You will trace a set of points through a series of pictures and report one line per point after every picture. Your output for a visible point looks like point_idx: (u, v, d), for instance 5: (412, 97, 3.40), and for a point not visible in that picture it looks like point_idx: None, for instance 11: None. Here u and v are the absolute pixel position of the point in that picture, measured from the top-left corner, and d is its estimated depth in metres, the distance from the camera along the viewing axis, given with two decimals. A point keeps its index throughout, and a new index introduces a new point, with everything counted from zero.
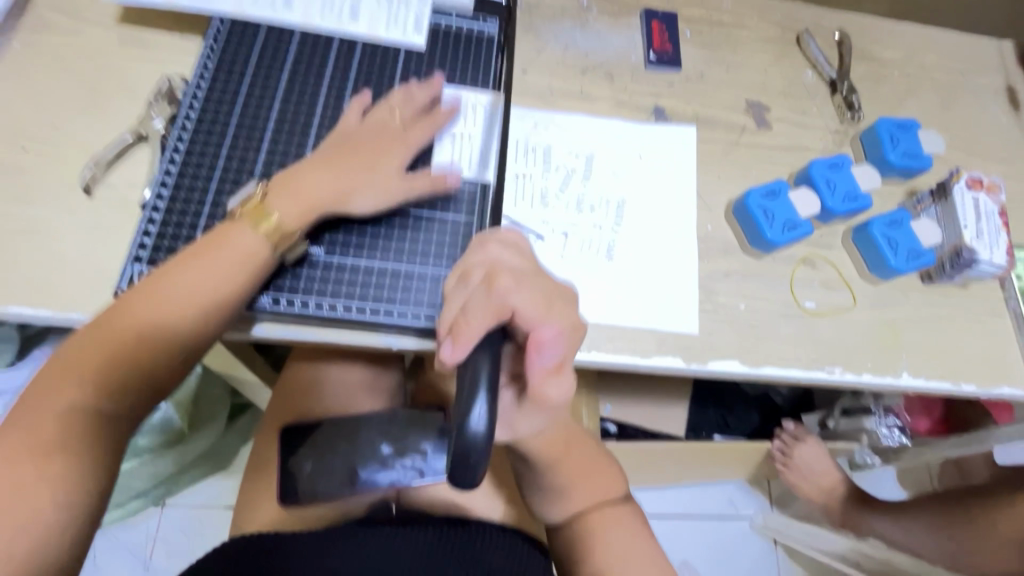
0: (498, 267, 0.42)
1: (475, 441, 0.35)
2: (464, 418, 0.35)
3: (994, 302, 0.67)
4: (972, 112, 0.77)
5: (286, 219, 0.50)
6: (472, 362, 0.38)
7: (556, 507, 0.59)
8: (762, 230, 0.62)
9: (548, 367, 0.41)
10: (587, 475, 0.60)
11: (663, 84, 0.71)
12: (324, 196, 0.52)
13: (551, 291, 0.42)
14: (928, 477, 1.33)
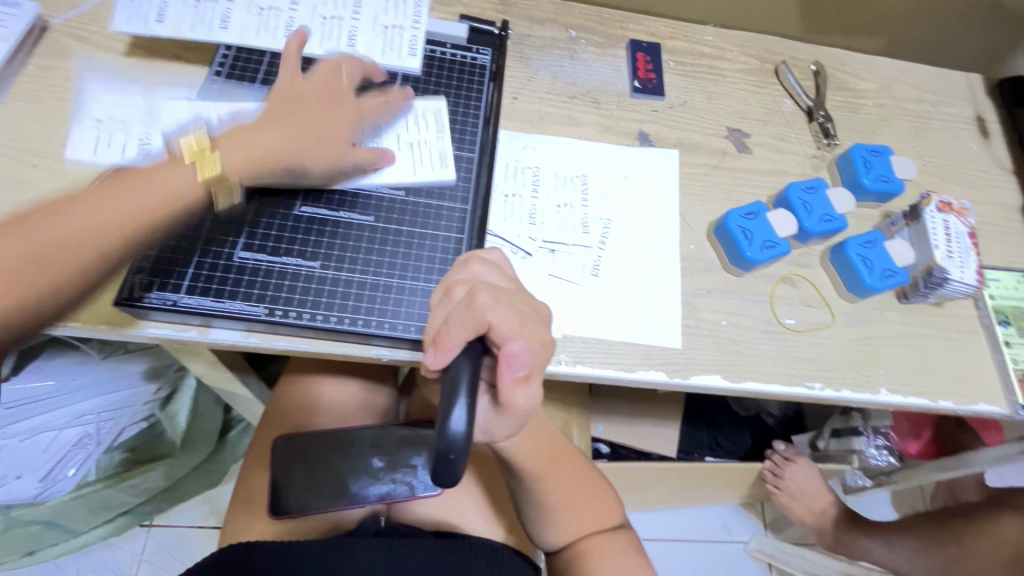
0: (479, 284, 0.44)
1: (455, 444, 0.36)
2: (444, 420, 0.36)
3: (968, 321, 0.69)
4: (943, 140, 0.81)
5: (231, 172, 0.51)
6: (453, 370, 0.39)
7: (551, 527, 0.61)
8: (741, 249, 0.64)
9: (519, 376, 0.41)
10: (585, 506, 0.62)
11: (648, 111, 0.74)
12: (280, 164, 0.54)
13: (526, 310, 0.44)
14: (921, 500, 1.34)
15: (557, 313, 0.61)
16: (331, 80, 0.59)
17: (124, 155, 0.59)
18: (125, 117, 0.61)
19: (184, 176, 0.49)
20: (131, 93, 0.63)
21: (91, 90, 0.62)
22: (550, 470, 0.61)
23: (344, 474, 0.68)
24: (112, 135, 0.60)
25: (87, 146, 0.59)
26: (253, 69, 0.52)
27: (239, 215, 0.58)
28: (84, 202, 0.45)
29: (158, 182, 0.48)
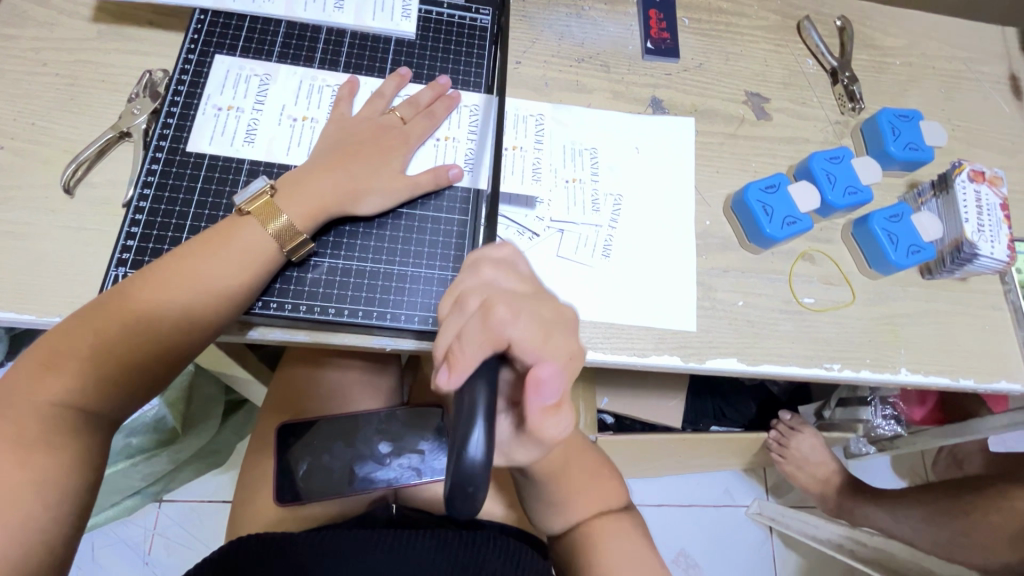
0: (493, 293, 0.41)
1: (471, 475, 0.33)
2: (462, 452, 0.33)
3: (994, 296, 0.66)
4: (974, 102, 0.76)
5: (296, 222, 0.50)
6: (468, 392, 0.35)
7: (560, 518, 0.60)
8: (761, 226, 0.60)
9: (548, 404, 0.38)
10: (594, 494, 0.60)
11: (661, 74, 0.69)
12: (334, 196, 0.52)
13: (550, 318, 0.41)
14: (923, 466, 1.34)
15: (566, 297, 0.58)
16: (380, 116, 0.57)
17: (266, 156, 0.56)
18: (241, 104, 0.57)
19: (258, 233, 0.49)
20: (248, 73, 0.58)
21: (217, 61, 0.58)
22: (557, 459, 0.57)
23: (350, 460, 0.67)
24: (251, 128, 0.56)
25: (203, 131, 0.55)
26: (313, 187, 0.51)
27: (225, 199, 0.54)
28: (178, 260, 0.47)
29: (243, 245, 0.49)
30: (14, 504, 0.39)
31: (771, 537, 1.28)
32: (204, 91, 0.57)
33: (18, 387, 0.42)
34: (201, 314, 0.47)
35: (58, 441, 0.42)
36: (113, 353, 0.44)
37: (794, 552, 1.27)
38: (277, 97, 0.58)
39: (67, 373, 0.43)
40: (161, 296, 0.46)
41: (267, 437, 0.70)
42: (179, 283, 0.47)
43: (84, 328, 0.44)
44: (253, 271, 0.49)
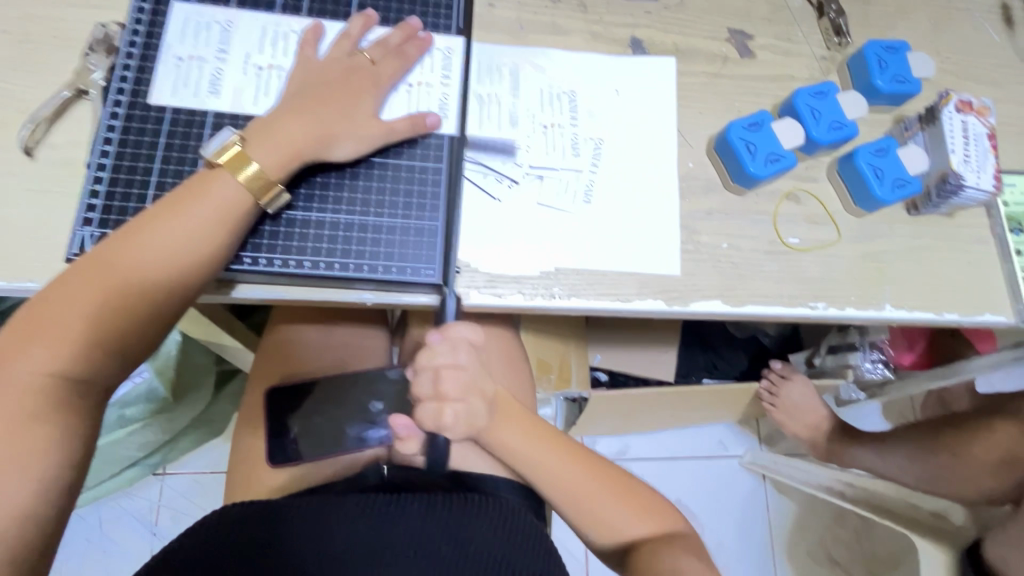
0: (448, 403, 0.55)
1: None
2: None
3: (980, 231, 0.66)
4: (965, 33, 0.74)
5: (265, 167, 0.49)
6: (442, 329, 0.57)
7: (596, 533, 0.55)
8: (744, 164, 0.59)
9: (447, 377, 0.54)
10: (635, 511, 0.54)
11: (640, 14, 0.67)
12: (305, 144, 0.50)
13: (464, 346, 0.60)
14: (911, 409, 1.37)
15: (547, 245, 0.57)
16: (348, 57, 0.55)
17: (231, 108, 0.54)
18: (202, 53, 0.55)
19: (231, 186, 0.48)
20: (208, 20, 0.56)
21: (175, 11, 0.56)
22: (580, 484, 0.56)
23: (342, 420, 0.68)
24: (215, 78, 0.54)
25: (165, 83, 0.53)
26: (284, 133, 0.50)
27: (190, 154, 0.52)
28: (150, 221, 0.46)
29: (214, 201, 0.47)
30: (4, 471, 0.39)
31: (763, 485, 1.31)
32: (162, 40, 0.54)
33: (3, 353, 0.42)
34: (187, 272, 0.46)
35: (49, 407, 0.42)
36: (104, 316, 0.44)
37: (786, 498, 1.31)
38: (240, 44, 0.55)
39: (58, 339, 0.42)
40: (140, 258, 0.45)
41: (255, 401, 0.70)
42: (156, 243, 0.45)
43: (67, 294, 0.43)
44: (231, 227, 0.48)
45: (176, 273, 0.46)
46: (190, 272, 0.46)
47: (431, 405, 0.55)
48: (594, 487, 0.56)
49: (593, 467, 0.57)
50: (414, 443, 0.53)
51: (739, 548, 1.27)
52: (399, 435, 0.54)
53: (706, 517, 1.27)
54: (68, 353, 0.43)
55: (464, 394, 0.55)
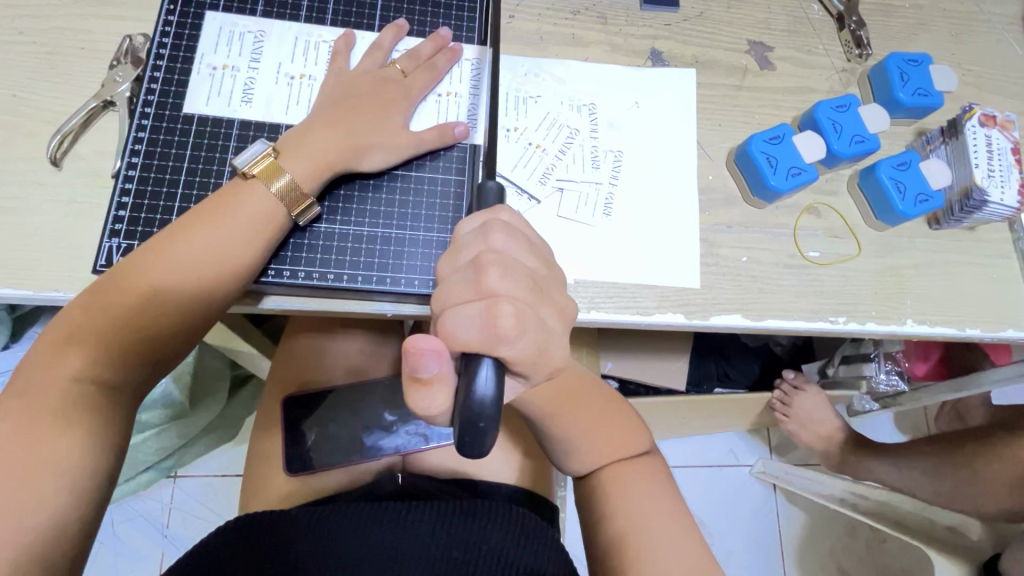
0: (487, 249, 0.39)
1: (484, 410, 0.33)
2: (471, 373, 0.34)
3: (1002, 245, 0.65)
4: (986, 45, 0.73)
5: (297, 179, 0.49)
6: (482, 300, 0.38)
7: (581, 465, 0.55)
8: (765, 178, 0.59)
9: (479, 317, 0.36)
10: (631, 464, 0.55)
11: (660, 25, 0.67)
12: (336, 156, 0.51)
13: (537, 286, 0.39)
14: (925, 420, 1.36)
15: (566, 258, 0.57)
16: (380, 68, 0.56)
17: (262, 117, 0.54)
18: (236, 63, 0.55)
19: (263, 196, 0.48)
20: (242, 30, 0.56)
21: (208, 21, 0.56)
22: (609, 444, 0.55)
23: (358, 429, 0.68)
24: (248, 87, 0.55)
25: (199, 92, 0.54)
26: (314, 144, 0.50)
27: (215, 166, 0.52)
28: (184, 231, 0.46)
29: (248, 213, 0.48)
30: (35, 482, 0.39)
31: (774, 495, 1.30)
32: (196, 50, 0.55)
33: (34, 362, 0.42)
34: (220, 283, 0.47)
35: (78, 418, 0.42)
36: (138, 324, 0.44)
37: (797, 508, 1.30)
38: (272, 54, 0.56)
39: (92, 347, 0.43)
40: (174, 265, 0.45)
41: (273, 408, 0.70)
42: (190, 251, 0.46)
43: (102, 304, 0.44)
44: (264, 239, 0.48)
45: (210, 285, 0.46)
46: (223, 283, 0.47)
47: (471, 335, 0.35)
48: (598, 435, 0.55)
49: (606, 414, 0.57)
50: (446, 378, 0.35)
51: (749, 559, 1.26)
52: (422, 372, 0.34)
53: (716, 527, 1.26)
54: (97, 364, 0.43)
55: (524, 325, 0.36)
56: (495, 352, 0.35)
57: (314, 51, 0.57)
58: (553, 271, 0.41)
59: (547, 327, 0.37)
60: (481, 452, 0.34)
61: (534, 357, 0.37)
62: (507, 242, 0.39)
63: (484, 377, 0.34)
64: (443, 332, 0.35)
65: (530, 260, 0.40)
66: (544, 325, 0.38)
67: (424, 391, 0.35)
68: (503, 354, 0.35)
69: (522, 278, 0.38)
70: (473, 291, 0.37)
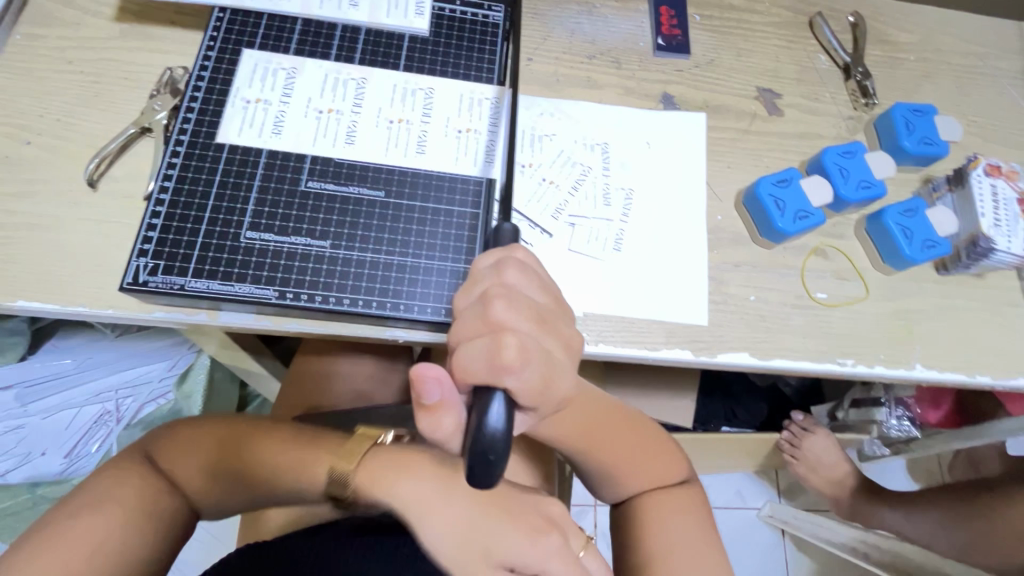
0: (496, 286, 0.40)
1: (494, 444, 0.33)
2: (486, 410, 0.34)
3: (1012, 292, 0.65)
4: (991, 97, 0.75)
5: None
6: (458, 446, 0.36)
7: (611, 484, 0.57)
8: (773, 221, 0.60)
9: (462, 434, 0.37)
10: (654, 467, 0.57)
11: (672, 71, 0.69)
12: None
13: (541, 342, 0.38)
14: (938, 468, 1.32)
15: (575, 292, 0.58)
16: None
17: (290, 148, 0.57)
18: (268, 97, 0.58)
19: None
20: (276, 67, 0.60)
21: (245, 57, 0.59)
22: (652, 471, 0.57)
23: None
24: (278, 120, 0.58)
25: (232, 123, 0.57)
26: None
27: (242, 192, 0.55)
28: None
29: None
30: None
31: (782, 541, 1.26)
32: (231, 84, 0.58)
33: None
34: None
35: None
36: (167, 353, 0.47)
37: (807, 556, 1.26)
38: (303, 89, 0.59)
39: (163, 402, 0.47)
40: None
41: None
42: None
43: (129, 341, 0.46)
44: None
45: None
46: None
47: (478, 368, 0.36)
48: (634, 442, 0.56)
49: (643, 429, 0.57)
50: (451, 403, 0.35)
51: None
52: (427, 398, 0.35)
53: None
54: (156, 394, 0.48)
55: (529, 356, 0.37)
56: (501, 382, 0.35)
57: (342, 86, 0.60)
58: (560, 308, 0.41)
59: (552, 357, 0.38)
60: (487, 485, 0.33)
61: (537, 390, 0.37)
62: (519, 283, 0.40)
63: (495, 412, 0.34)
64: (454, 365, 0.36)
65: (538, 295, 0.41)
66: (533, 325, 0.38)
67: (431, 416, 0.36)
68: (508, 385, 0.35)
69: (527, 311, 0.39)
70: (480, 326, 0.38)
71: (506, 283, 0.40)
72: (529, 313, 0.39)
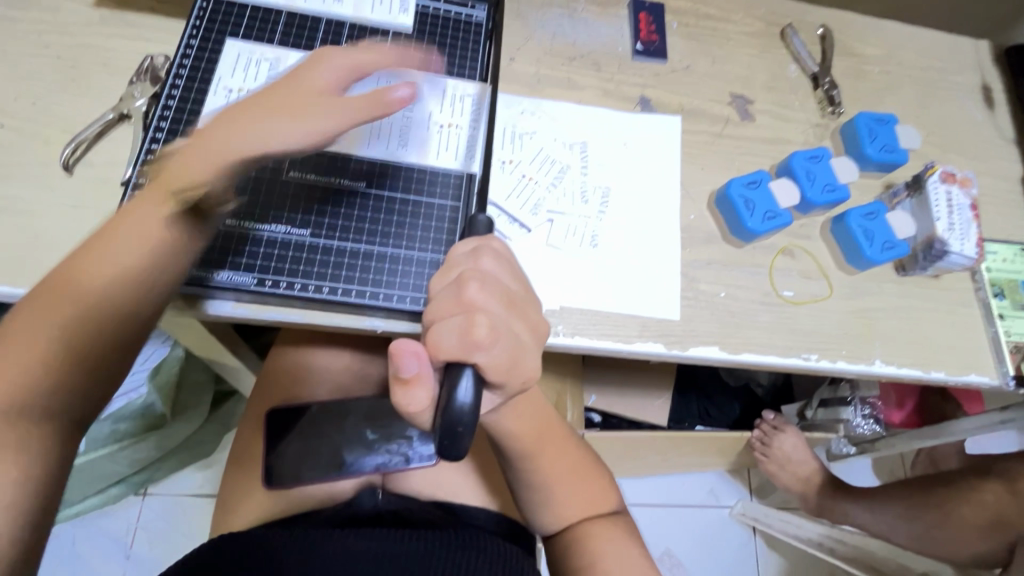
0: (471, 270, 0.41)
1: (463, 417, 0.35)
2: (454, 384, 0.36)
3: (965, 293, 0.69)
4: (948, 109, 0.80)
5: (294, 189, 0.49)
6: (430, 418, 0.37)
7: (546, 512, 0.59)
8: (743, 220, 0.63)
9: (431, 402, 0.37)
10: (582, 486, 0.60)
11: (649, 75, 0.72)
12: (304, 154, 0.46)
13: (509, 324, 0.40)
14: (902, 467, 1.37)
15: (553, 285, 0.59)
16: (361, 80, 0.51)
17: None
18: (250, 86, 0.59)
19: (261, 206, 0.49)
20: (259, 57, 0.60)
21: (229, 46, 0.60)
22: (586, 498, 0.59)
23: (338, 446, 0.68)
24: None
25: (218, 111, 0.57)
26: (236, 139, 0.44)
27: None
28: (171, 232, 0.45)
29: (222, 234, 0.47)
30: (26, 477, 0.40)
31: (753, 537, 1.29)
32: (217, 71, 0.58)
33: None
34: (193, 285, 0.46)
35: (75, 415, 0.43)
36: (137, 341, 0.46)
37: (776, 552, 1.29)
38: (287, 80, 0.59)
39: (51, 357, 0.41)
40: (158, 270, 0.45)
41: (258, 422, 0.70)
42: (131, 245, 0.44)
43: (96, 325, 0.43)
44: None
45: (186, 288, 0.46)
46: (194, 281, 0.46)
47: (450, 343, 0.37)
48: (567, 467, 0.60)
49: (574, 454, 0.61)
50: (426, 379, 0.36)
51: None
52: (404, 372, 0.36)
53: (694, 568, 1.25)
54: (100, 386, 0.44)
55: (498, 335, 0.38)
56: (471, 358, 0.37)
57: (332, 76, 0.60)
58: (531, 297, 0.43)
59: (520, 338, 0.39)
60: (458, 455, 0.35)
61: (507, 368, 0.38)
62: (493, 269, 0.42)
63: (465, 386, 0.36)
64: (429, 340, 0.38)
65: (511, 281, 0.42)
66: (501, 305, 0.40)
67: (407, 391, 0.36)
68: (478, 360, 0.37)
69: (499, 294, 0.40)
70: (454, 304, 0.39)
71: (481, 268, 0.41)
72: (501, 297, 0.41)
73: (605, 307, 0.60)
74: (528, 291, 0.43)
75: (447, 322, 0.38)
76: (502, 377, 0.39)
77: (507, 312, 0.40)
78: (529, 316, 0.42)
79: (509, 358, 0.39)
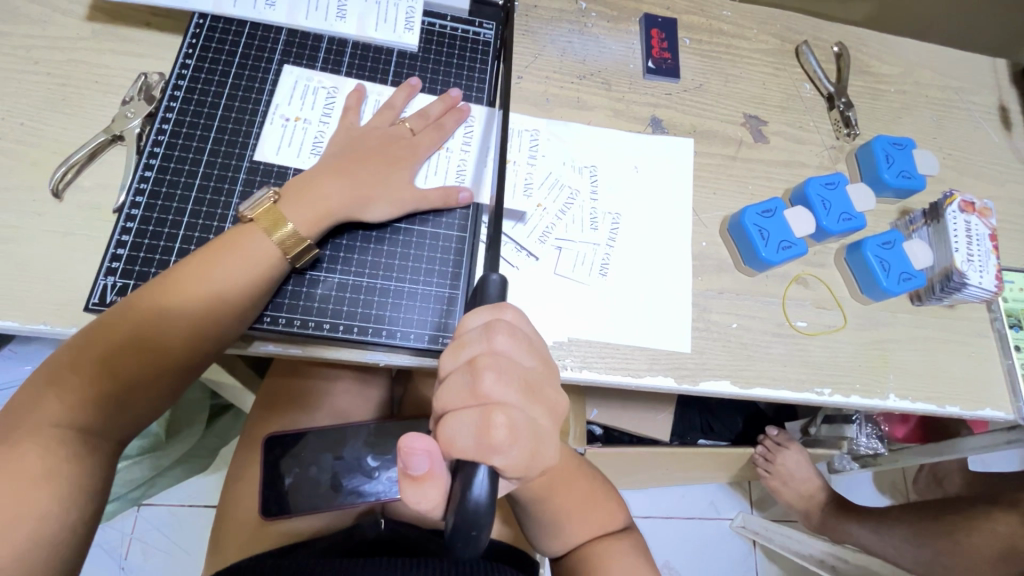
0: (486, 353, 0.38)
1: (479, 516, 0.32)
2: (468, 479, 0.33)
3: (981, 324, 0.67)
4: (966, 131, 0.78)
5: (298, 228, 0.49)
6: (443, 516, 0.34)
7: (553, 540, 0.56)
8: (757, 250, 0.61)
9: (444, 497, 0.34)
10: (587, 509, 0.57)
11: (661, 94, 0.70)
12: (340, 205, 0.51)
13: (527, 415, 0.37)
14: (904, 483, 1.36)
15: (561, 317, 0.58)
16: (389, 126, 0.57)
17: (290, 165, 0.55)
18: (308, 116, 0.57)
19: (268, 244, 0.48)
20: (316, 84, 0.58)
21: (286, 71, 0.58)
22: (595, 518, 0.57)
23: (338, 471, 0.65)
24: (318, 141, 0.56)
25: (269, 143, 0.55)
26: (312, 196, 0.50)
27: (221, 210, 0.53)
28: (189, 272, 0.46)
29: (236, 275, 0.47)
30: (17, 529, 0.38)
31: (753, 552, 1.29)
32: (270, 99, 0.57)
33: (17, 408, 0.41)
34: (206, 327, 0.46)
35: (62, 463, 0.41)
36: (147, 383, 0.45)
37: (777, 567, 1.28)
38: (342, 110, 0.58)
39: (85, 381, 0.42)
40: (171, 311, 0.45)
41: (255, 448, 0.68)
42: (221, 289, 0.46)
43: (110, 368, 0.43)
44: (261, 280, 0.48)
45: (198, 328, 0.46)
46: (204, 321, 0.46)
47: (466, 444, 0.35)
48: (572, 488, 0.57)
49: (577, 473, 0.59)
50: (437, 474, 0.34)
51: None
52: (414, 469, 0.33)
53: None
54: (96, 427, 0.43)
55: (517, 435, 0.36)
56: (489, 462, 0.35)
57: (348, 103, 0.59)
58: (548, 371, 0.41)
59: (538, 431, 0.38)
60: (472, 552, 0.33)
61: (526, 464, 0.37)
62: (509, 350, 0.39)
63: (480, 480, 0.33)
64: (442, 437, 0.36)
65: (529, 359, 0.40)
66: (519, 396, 0.37)
67: (416, 487, 0.34)
68: (496, 464, 0.35)
69: (517, 382, 0.38)
70: (470, 397, 0.37)
71: (497, 349, 0.38)
72: (518, 383, 0.38)
73: (615, 338, 0.58)
74: (545, 365, 0.41)
75: (463, 420, 0.36)
76: (522, 471, 0.37)
77: (525, 401, 0.38)
78: (546, 400, 0.39)
79: (529, 453, 0.37)
